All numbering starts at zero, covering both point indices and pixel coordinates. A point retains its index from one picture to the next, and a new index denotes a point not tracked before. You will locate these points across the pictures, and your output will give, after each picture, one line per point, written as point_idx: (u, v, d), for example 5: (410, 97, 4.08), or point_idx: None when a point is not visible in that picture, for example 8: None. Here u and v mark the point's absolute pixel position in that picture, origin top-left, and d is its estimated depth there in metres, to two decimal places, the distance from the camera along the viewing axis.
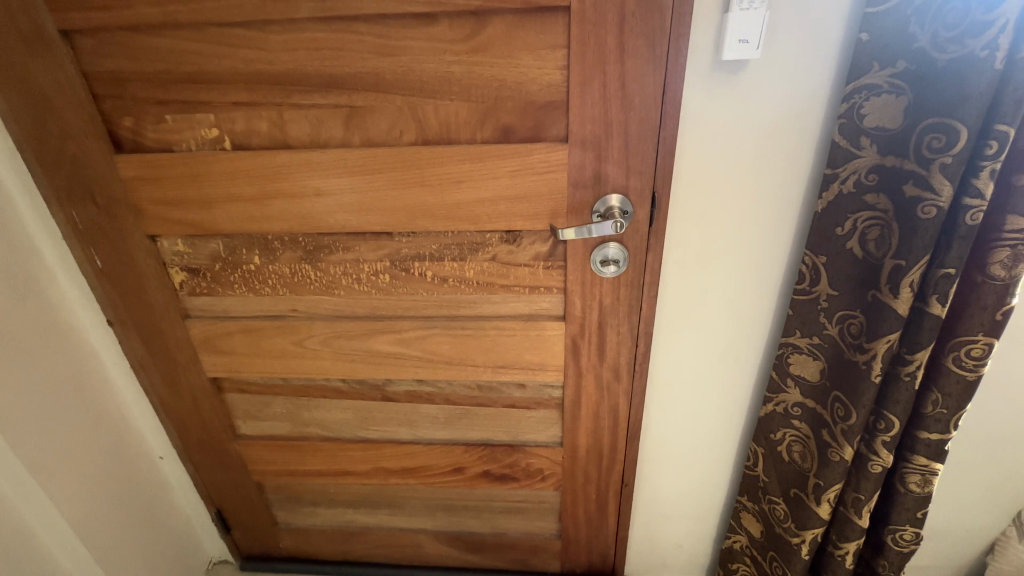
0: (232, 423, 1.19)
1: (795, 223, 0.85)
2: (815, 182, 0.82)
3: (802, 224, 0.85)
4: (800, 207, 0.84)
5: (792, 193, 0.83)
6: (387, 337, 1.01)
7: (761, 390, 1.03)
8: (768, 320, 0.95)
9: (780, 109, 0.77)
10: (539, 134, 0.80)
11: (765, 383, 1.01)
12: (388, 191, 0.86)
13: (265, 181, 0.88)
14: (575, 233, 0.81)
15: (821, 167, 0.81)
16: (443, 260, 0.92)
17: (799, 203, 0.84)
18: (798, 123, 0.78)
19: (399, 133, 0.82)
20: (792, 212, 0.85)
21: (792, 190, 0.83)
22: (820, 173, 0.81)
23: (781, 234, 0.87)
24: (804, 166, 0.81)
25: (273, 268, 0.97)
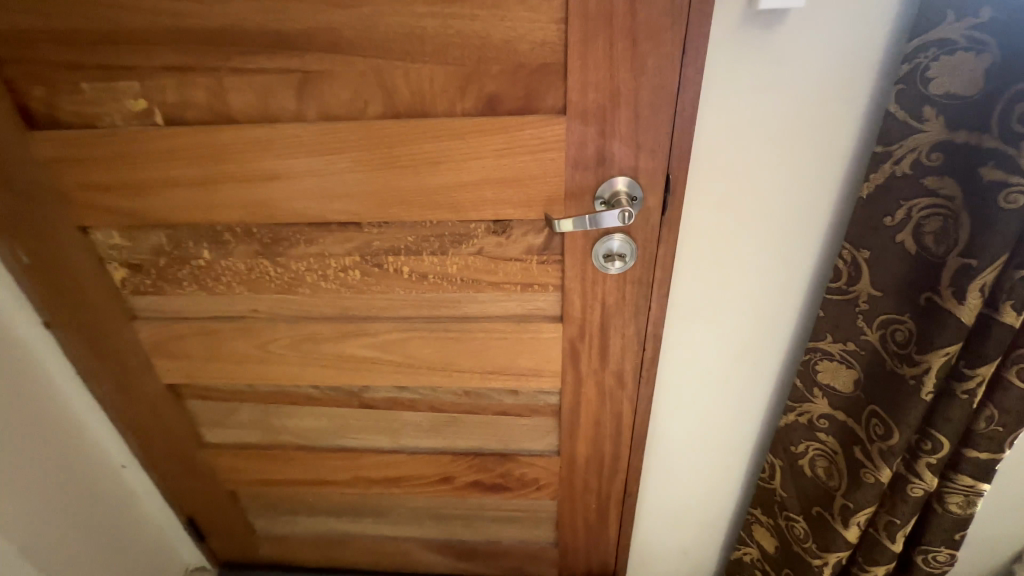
0: (197, 431, 1.08)
1: (831, 212, 0.73)
2: (858, 163, 0.69)
3: (841, 210, 0.73)
4: (838, 193, 0.72)
5: (833, 174, 0.71)
6: (361, 340, 0.89)
7: (782, 396, 0.93)
8: (793, 320, 0.84)
9: (822, 74, 0.64)
10: (532, 104, 0.66)
11: (787, 387, 0.91)
12: (355, 175, 0.73)
13: (209, 162, 0.74)
14: (573, 225, 0.68)
15: (867, 144, 0.68)
16: (421, 254, 0.80)
17: (841, 187, 0.71)
18: (844, 91, 0.65)
19: (363, 105, 0.68)
20: (831, 197, 0.72)
21: (830, 173, 0.70)
22: (864, 152, 0.69)
23: (815, 224, 0.74)
24: (848, 142, 0.68)
25: (226, 263, 0.84)
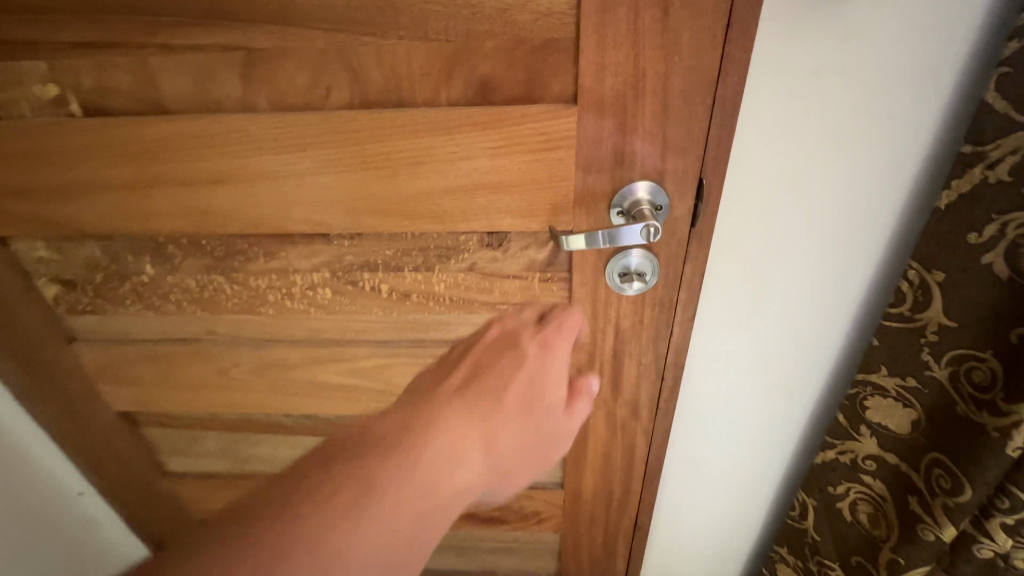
0: (159, 458, 0.97)
1: (893, 224, 0.62)
2: (929, 166, 0.58)
3: (907, 220, 0.62)
4: (903, 201, 0.60)
5: (901, 178, 0.59)
6: (336, 366, 0.78)
7: (819, 425, 0.82)
8: (839, 344, 0.73)
9: (895, 57, 0.53)
10: (533, 91, 0.53)
11: (825, 416, 0.80)
12: (318, 180, 0.60)
13: (142, 161, 0.61)
14: (584, 242, 0.56)
15: (942, 143, 0.57)
16: (401, 270, 0.67)
17: (910, 192, 0.60)
18: (921, 78, 0.53)
19: (325, 92, 0.55)
20: (896, 204, 0.61)
21: (894, 179, 0.59)
22: (938, 154, 0.57)
23: (872, 238, 0.63)
24: (924, 139, 0.57)
25: (174, 280, 0.71)
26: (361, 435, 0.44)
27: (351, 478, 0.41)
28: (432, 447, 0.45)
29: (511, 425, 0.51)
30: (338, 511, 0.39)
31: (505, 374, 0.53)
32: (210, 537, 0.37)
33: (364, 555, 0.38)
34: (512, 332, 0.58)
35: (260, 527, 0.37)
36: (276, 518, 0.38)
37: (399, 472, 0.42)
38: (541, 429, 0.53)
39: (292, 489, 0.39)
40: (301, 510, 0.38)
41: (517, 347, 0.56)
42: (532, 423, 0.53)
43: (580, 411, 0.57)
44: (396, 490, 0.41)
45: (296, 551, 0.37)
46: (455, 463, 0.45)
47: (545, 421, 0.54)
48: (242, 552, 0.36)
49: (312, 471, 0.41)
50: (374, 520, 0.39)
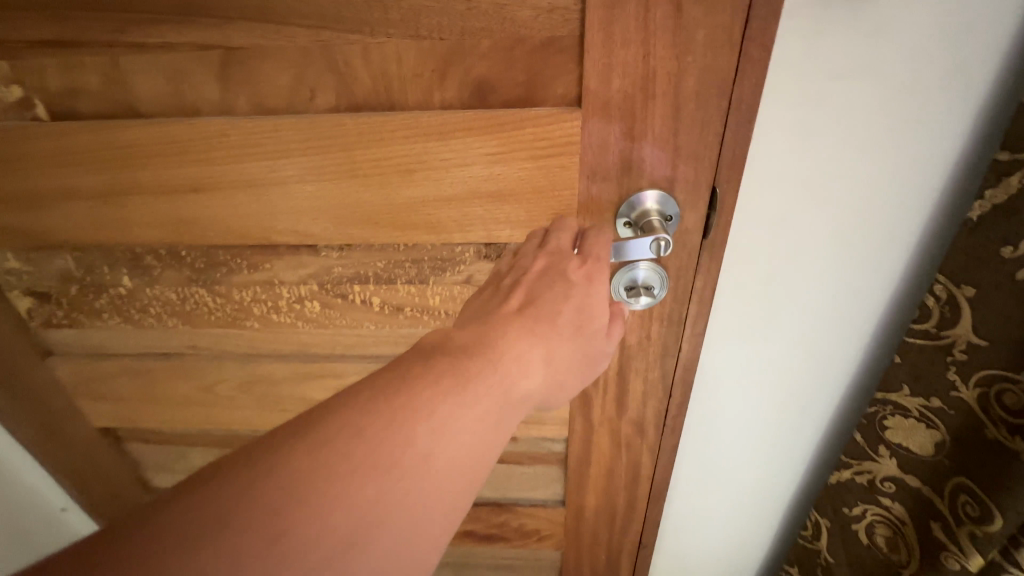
0: (144, 475, 0.93)
1: (915, 229, 0.59)
2: (957, 173, 0.55)
3: (931, 225, 0.59)
4: (926, 209, 0.58)
5: (926, 182, 0.56)
6: (326, 382, 0.74)
7: (832, 436, 0.79)
8: (856, 353, 0.70)
9: (927, 57, 0.49)
10: (533, 93, 0.49)
11: (839, 426, 0.78)
12: (304, 188, 0.56)
13: (116, 168, 0.57)
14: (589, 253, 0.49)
15: (971, 149, 0.54)
16: (394, 283, 0.63)
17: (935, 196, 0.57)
18: (954, 81, 0.50)
19: (309, 95, 0.51)
20: (920, 209, 0.58)
21: (919, 186, 0.57)
22: (965, 160, 0.55)
23: (893, 246, 0.61)
24: (953, 141, 0.54)
25: (154, 292, 0.67)
26: (395, 368, 0.36)
27: (395, 402, 0.34)
28: (488, 367, 0.38)
29: (559, 344, 0.44)
30: (384, 439, 0.32)
31: (553, 291, 0.46)
32: (194, 500, 0.28)
33: (428, 475, 0.33)
34: (554, 260, 0.49)
35: (276, 476, 0.29)
36: (304, 458, 0.30)
37: (458, 391, 0.36)
38: (590, 347, 0.46)
39: (312, 431, 0.32)
40: (337, 444, 0.31)
41: (566, 273, 0.48)
42: (581, 342, 0.46)
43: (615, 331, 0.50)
44: (455, 411, 0.35)
45: (344, 485, 0.30)
46: (512, 381, 0.39)
47: (593, 340, 0.47)
48: (253, 506, 0.28)
49: (344, 402, 0.33)
50: (430, 446, 0.33)
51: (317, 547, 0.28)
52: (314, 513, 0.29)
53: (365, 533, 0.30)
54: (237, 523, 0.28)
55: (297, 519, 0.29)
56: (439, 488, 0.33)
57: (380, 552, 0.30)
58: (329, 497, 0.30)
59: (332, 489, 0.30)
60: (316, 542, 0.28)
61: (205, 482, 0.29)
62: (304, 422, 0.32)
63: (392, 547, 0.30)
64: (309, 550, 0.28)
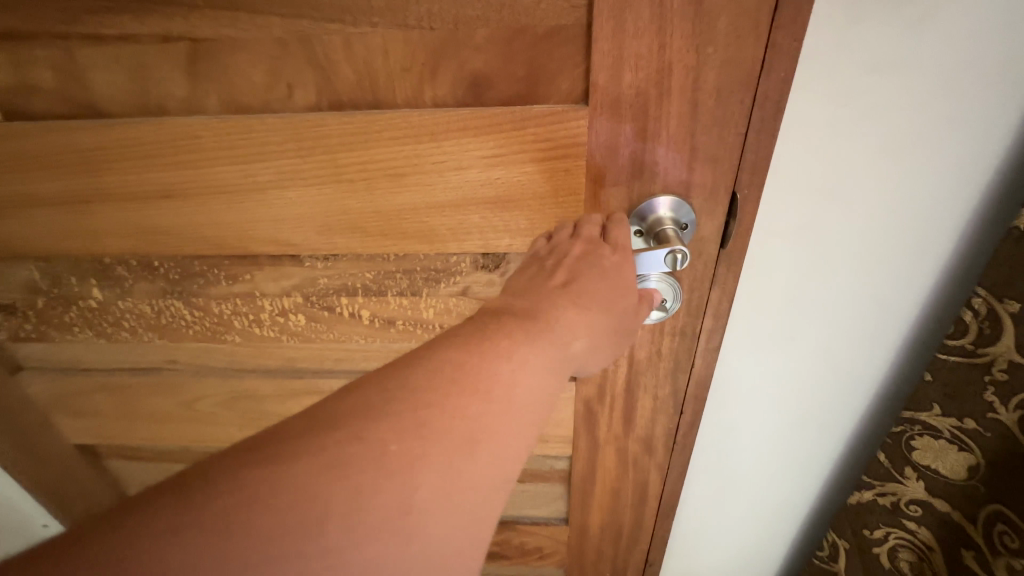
0: (126, 492, 0.89)
1: (946, 230, 0.56)
2: (993, 173, 0.52)
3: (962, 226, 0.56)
4: (959, 211, 0.55)
5: (960, 180, 0.53)
6: (314, 399, 0.70)
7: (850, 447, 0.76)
8: (878, 361, 0.67)
9: (966, 48, 0.46)
10: (535, 90, 0.44)
11: (858, 437, 0.74)
12: (285, 195, 0.51)
13: (77, 172, 0.52)
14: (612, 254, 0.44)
15: (1011, 147, 0.51)
16: (384, 295, 0.59)
17: (968, 195, 0.54)
18: (996, 73, 0.47)
19: (286, 91, 0.46)
20: (952, 209, 0.55)
21: (952, 187, 0.53)
22: (1005, 159, 0.51)
23: (921, 248, 0.57)
24: (990, 136, 0.50)
25: (126, 305, 0.63)
26: (443, 334, 0.35)
27: (458, 359, 0.33)
28: (540, 326, 0.37)
29: (598, 323, 0.40)
30: (453, 393, 0.31)
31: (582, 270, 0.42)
32: (208, 495, 0.26)
33: (499, 423, 0.32)
34: (587, 246, 0.44)
35: (322, 452, 0.28)
36: (374, 417, 0.29)
37: (522, 344, 0.35)
38: (620, 324, 0.42)
39: (376, 393, 0.31)
40: (406, 400, 0.30)
41: (596, 257, 0.43)
42: (612, 320, 0.41)
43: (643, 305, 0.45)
44: (517, 363, 0.34)
45: (420, 439, 0.29)
46: (563, 344, 0.37)
47: (623, 315, 0.43)
48: (297, 488, 0.27)
49: (404, 363, 0.33)
50: (498, 397, 0.33)
51: (397, 501, 0.28)
52: (387, 470, 0.28)
53: (447, 481, 0.30)
54: (275, 507, 0.26)
55: (364, 480, 0.28)
56: (510, 436, 0.33)
57: (464, 496, 0.30)
58: (403, 453, 0.29)
59: (407, 445, 0.29)
60: (395, 499, 0.28)
61: (214, 475, 0.27)
62: (360, 390, 0.31)
63: (474, 492, 0.31)
64: (391, 505, 0.28)
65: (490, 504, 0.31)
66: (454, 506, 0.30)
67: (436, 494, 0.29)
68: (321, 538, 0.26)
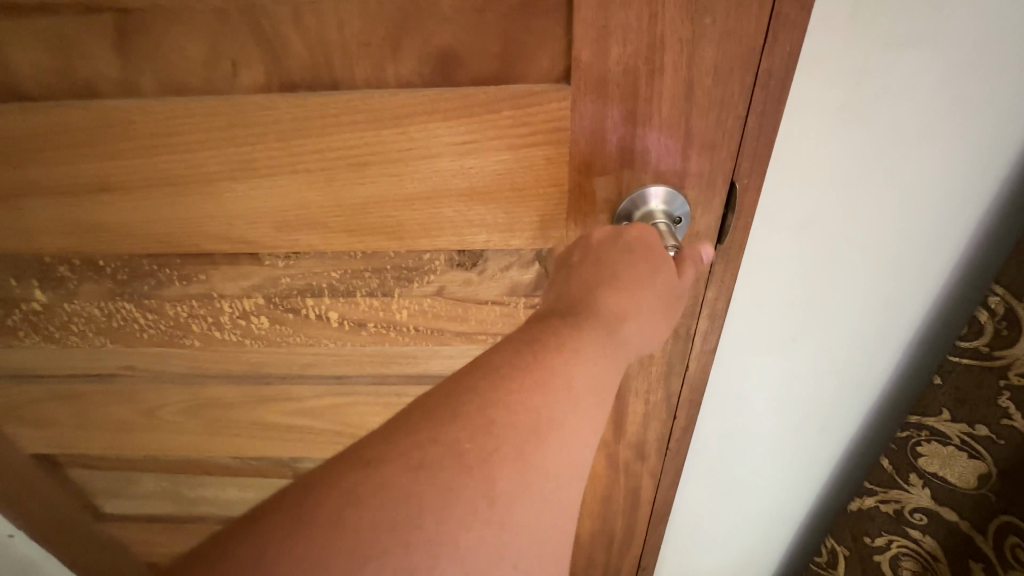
0: (91, 501, 0.84)
1: (959, 221, 0.52)
2: (1011, 159, 0.48)
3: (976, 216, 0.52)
4: (972, 201, 0.51)
5: (977, 167, 0.49)
6: (284, 405, 0.65)
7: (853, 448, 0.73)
8: (884, 360, 0.63)
9: (994, 21, 0.41)
10: (511, 67, 0.39)
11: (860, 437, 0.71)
12: (238, 187, 0.46)
13: (6, 163, 0.47)
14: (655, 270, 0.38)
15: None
16: (353, 296, 0.54)
17: (984, 184, 0.50)
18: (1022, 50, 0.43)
19: (230, 70, 0.41)
20: (966, 199, 0.51)
21: (968, 176, 0.49)
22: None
23: (932, 241, 0.53)
24: (1012, 119, 0.46)
25: (73, 308, 0.57)
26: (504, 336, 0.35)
27: (518, 356, 0.32)
28: (590, 318, 0.35)
29: (645, 308, 0.37)
30: (517, 389, 0.31)
31: (617, 258, 0.39)
32: (254, 552, 0.24)
33: (569, 414, 0.31)
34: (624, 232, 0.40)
35: (385, 473, 0.27)
36: (441, 421, 0.29)
37: (580, 335, 0.34)
38: (666, 299, 0.38)
39: (439, 400, 0.30)
40: (471, 400, 0.30)
41: (634, 241, 0.39)
42: (654, 293, 0.37)
43: (688, 273, 0.40)
44: (578, 354, 0.33)
45: (491, 435, 0.29)
46: (618, 331, 0.35)
47: (668, 289, 0.38)
48: (384, 486, 0.27)
49: (465, 371, 0.32)
50: (561, 389, 0.32)
51: (481, 496, 0.28)
52: (465, 469, 0.28)
53: (525, 474, 0.29)
54: (339, 541, 0.25)
55: (442, 484, 0.27)
56: (581, 423, 0.32)
57: (545, 485, 0.30)
58: (476, 451, 0.28)
59: (479, 442, 0.29)
60: (478, 493, 0.28)
61: (273, 523, 0.25)
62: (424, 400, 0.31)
63: (553, 480, 0.30)
64: (477, 500, 0.28)
65: (570, 488, 0.31)
66: (536, 496, 0.29)
67: (518, 485, 0.29)
68: (410, 549, 0.26)
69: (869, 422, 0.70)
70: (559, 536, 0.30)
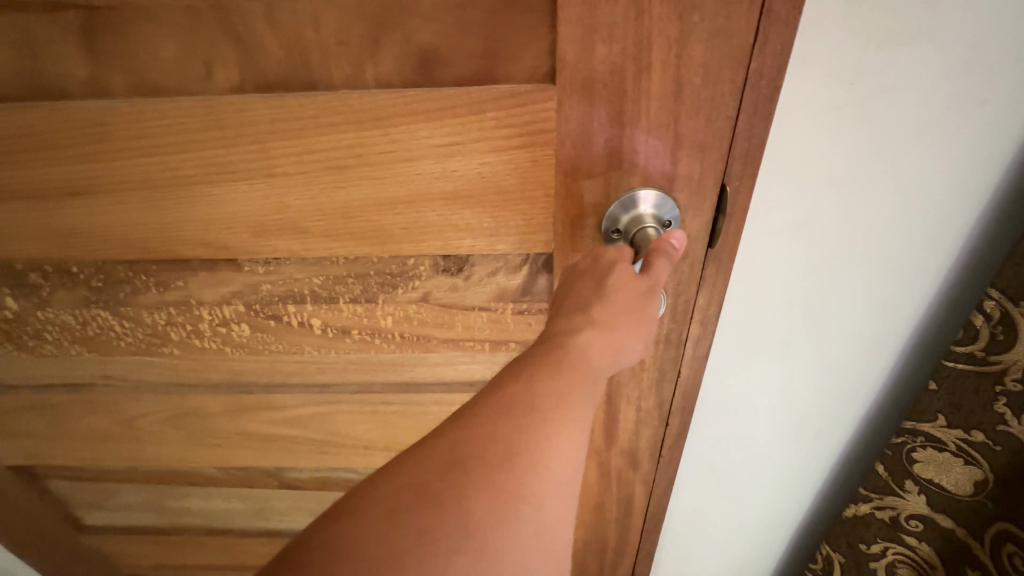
0: (72, 514, 0.82)
1: (953, 224, 0.51)
2: (1006, 162, 0.48)
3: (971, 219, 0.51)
4: (967, 204, 0.50)
5: (971, 170, 0.48)
6: (268, 414, 0.63)
7: (849, 454, 0.72)
8: (878, 364, 0.62)
9: (986, 22, 0.41)
10: (494, 67, 0.38)
11: (856, 442, 0.70)
12: (214, 192, 0.45)
13: None
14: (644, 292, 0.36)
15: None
16: (336, 302, 0.52)
17: (978, 186, 0.49)
18: (1016, 50, 0.42)
19: (204, 70, 0.39)
20: (961, 202, 0.50)
21: (961, 178, 0.49)
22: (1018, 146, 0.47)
23: (926, 245, 0.53)
24: (1006, 121, 0.45)
25: (46, 316, 0.56)
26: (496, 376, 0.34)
27: (491, 390, 0.32)
28: (560, 341, 0.34)
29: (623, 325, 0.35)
30: (484, 421, 0.30)
31: (591, 282, 0.37)
32: None
33: (546, 440, 0.30)
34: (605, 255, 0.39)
35: (357, 520, 0.27)
36: (413, 464, 0.29)
37: (547, 357, 0.33)
38: (646, 315, 0.36)
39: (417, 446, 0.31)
40: (440, 440, 0.30)
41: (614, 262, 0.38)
42: (626, 306, 0.35)
43: (660, 272, 0.38)
44: (546, 376, 0.32)
45: (460, 471, 0.29)
46: (596, 351, 0.34)
47: (647, 304, 0.36)
48: (355, 537, 0.27)
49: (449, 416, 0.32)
50: (529, 412, 0.31)
51: (453, 534, 0.27)
52: (435, 508, 0.27)
53: (502, 509, 0.28)
54: None
55: (413, 526, 0.27)
56: (556, 444, 0.31)
57: (523, 514, 0.29)
58: (445, 488, 0.28)
59: (447, 479, 0.28)
60: (449, 533, 0.27)
61: None
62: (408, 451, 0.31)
63: (532, 506, 0.29)
64: (450, 540, 0.27)
65: (553, 510, 0.30)
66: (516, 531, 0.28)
67: (493, 519, 0.28)
68: None
69: (864, 427, 0.69)
70: (549, 563, 0.29)
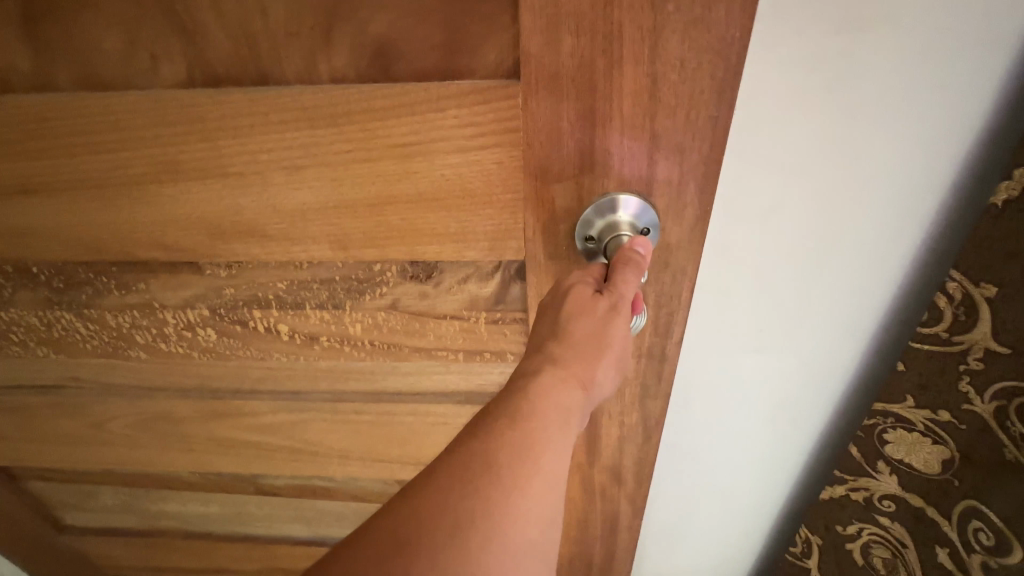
0: (51, 514, 0.81)
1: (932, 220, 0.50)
2: (984, 157, 0.46)
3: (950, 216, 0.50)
4: (946, 200, 0.49)
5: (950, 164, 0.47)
6: (240, 420, 0.62)
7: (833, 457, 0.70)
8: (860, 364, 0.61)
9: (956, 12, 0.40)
10: (456, 60, 0.35)
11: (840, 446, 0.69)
12: (167, 191, 0.43)
13: None
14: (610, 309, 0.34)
15: (1002, 127, 0.45)
16: (302, 308, 0.50)
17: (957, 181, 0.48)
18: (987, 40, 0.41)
19: (150, 63, 0.37)
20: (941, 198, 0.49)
21: (939, 174, 0.47)
22: (996, 141, 0.46)
23: (905, 241, 0.51)
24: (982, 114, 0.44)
25: (12, 317, 0.54)
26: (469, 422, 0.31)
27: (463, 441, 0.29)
28: (538, 386, 0.32)
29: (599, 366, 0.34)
30: (454, 480, 0.28)
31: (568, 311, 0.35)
32: None
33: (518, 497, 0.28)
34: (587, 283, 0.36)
35: None
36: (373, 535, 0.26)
37: (516, 401, 0.31)
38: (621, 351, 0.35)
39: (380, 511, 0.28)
40: (403, 506, 0.27)
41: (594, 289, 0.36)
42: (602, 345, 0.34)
43: (627, 284, 0.36)
44: (520, 426, 0.30)
45: (424, 541, 0.26)
46: (570, 393, 0.32)
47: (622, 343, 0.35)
48: None
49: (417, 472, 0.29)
50: (501, 468, 0.28)
51: None
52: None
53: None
54: None
55: None
56: (523, 502, 0.28)
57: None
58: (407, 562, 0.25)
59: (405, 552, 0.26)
60: None
61: None
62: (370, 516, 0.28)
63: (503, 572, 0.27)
64: None
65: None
66: None
67: None
68: None
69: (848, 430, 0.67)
70: None
